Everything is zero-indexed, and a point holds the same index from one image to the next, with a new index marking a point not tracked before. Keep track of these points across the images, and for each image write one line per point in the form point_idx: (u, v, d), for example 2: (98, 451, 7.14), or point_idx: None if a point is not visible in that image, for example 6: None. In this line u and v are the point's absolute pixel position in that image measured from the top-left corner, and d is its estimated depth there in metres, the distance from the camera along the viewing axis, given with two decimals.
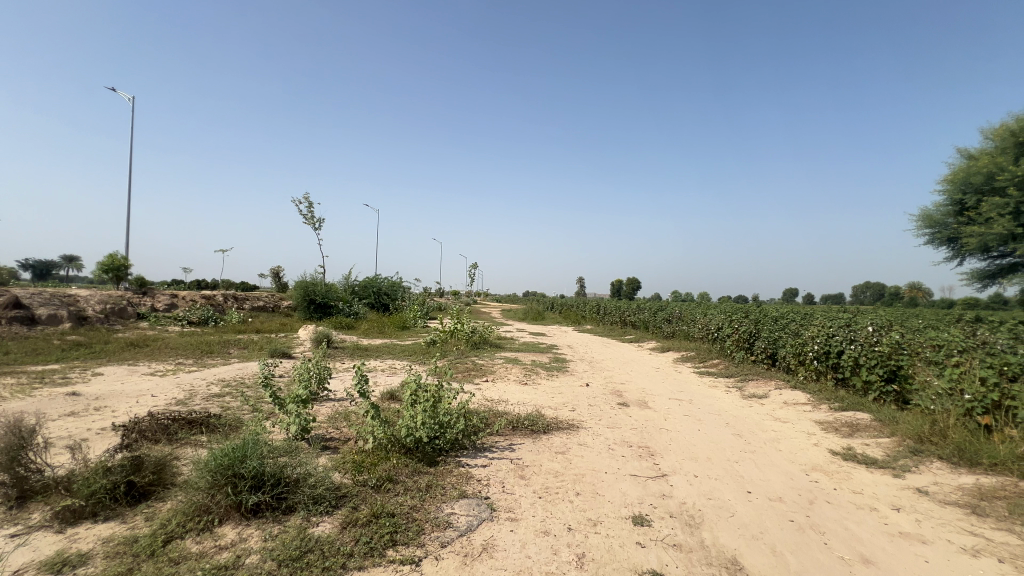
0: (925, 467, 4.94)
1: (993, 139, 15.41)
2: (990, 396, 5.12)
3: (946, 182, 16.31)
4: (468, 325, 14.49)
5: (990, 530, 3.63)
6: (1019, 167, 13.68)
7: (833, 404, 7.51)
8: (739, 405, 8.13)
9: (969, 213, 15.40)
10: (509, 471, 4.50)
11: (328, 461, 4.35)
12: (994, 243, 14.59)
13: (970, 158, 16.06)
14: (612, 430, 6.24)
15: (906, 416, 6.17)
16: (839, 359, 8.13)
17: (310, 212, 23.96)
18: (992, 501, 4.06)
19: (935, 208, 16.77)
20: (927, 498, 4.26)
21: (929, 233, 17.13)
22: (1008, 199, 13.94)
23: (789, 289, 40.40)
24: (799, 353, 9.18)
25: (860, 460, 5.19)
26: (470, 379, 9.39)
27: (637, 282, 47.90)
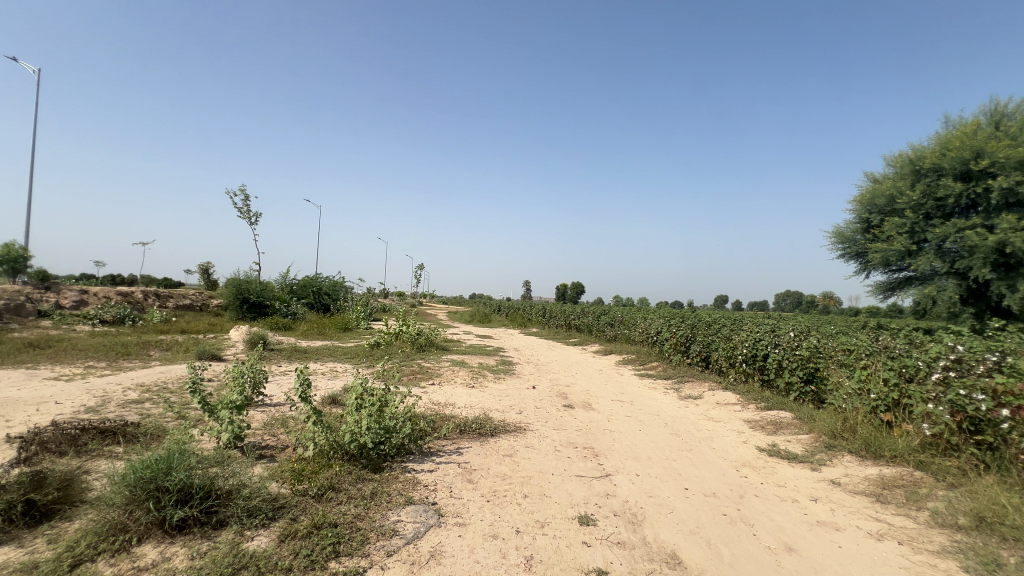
0: (837, 460, 5.43)
1: (894, 165, 17.27)
2: (891, 395, 5.70)
3: (855, 203, 18.14)
4: (414, 327, 14.22)
5: (891, 516, 4.05)
6: (915, 192, 15.59)
7: (759, 403, 8.07)
8: (676, 406, 8.55)
9: (874, 231, 17.17)
10: (456, 475, 4.46)
11: (264, 470, 4.10)
12: (894, 258, 16.26)
13: (876, 181, 17.88)
14: (558, 432, 6.35)
15: (822, 414, 6.75)
16: (765, 362, 8.75)
17: (245, 206, 22.60)
18: (893, 489, 4.53)
19: (845, 225, 18.51)
20: (840, 488, 4.68)
21: (840, 249, 18.84)
22: (907, 220, 15.81)
23: (719, 296, 43.03)
24: (729, 356, 9.80)
25: (783, 455, 5.61)
26: (415, 382, 9.23)
27: (581, 286, 48.96)
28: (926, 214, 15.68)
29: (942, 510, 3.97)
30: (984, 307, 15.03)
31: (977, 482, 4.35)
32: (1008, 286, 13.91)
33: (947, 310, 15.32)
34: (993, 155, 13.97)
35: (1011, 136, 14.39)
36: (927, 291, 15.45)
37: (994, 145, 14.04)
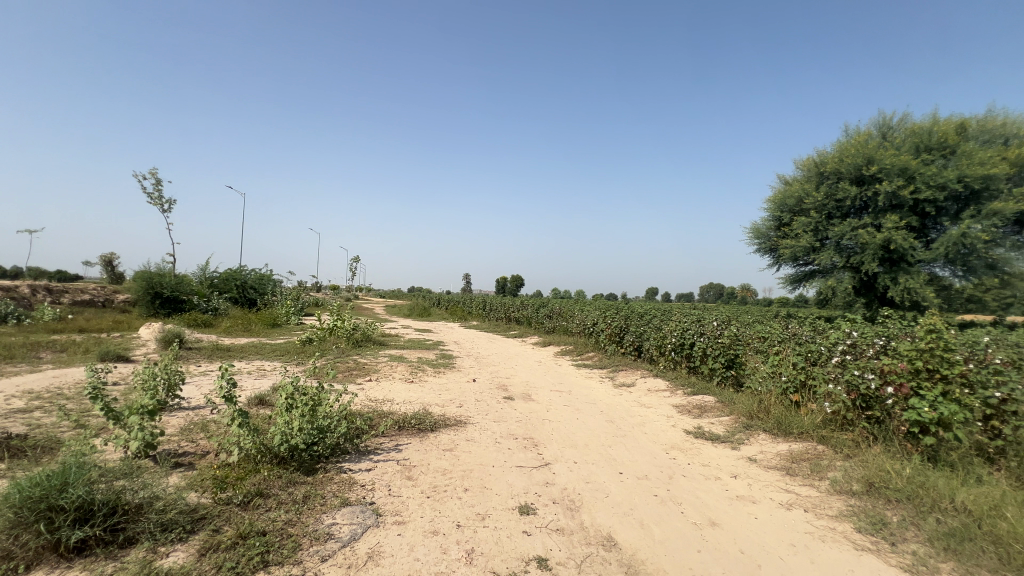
0: (754, 438, 5.92)
1: (802, 168, 18.98)
2: (798, 377, 6.28)
3: (770, 202, 19.73)
4: (350, 322, 13.70)
5: (798, 486, 4.48)
6: (819, 193, 17.24)
7: (686, 389, 8.60)
8: (611, 394, 8.91)
9: (785, 229, 18.82)
10: (395, 473, 4.36)
11: (182, 480, 3.78)
12: (801, 254, 17.95)
13: (786, 183, 19.57)
14: (499, 424, 6.40)
15: (740, 397, 7.32)
16: (691, 350, 9.34)
17: (156, 192, 20.59)
18: (800, 462, 5.02)
19: (761, 223, 20.13)
20: (756, 464, 5.11)
21: (756, 244, 20.46)
22: (812, 219, 17.44)
23: (650, 289, 45.33)
24: (659, 345, 10.35)
25: (707, 436, 6.03)
26: (351, 378, 8.90)
27: (520, 279, 49.44)
28: (828, 214, 17.39)
29: (840, 479, 4.45)
30: (873, 298, 16.92)
31: (868, 452, 4.92)
32: (892, 278, 15.76)
33: (844, 300, 17.11)
34: (881, 162, 15.73)
35: (895, 145, 16.27)
36: (828, 283, 17.14)
37: (882, 153, 15.82)
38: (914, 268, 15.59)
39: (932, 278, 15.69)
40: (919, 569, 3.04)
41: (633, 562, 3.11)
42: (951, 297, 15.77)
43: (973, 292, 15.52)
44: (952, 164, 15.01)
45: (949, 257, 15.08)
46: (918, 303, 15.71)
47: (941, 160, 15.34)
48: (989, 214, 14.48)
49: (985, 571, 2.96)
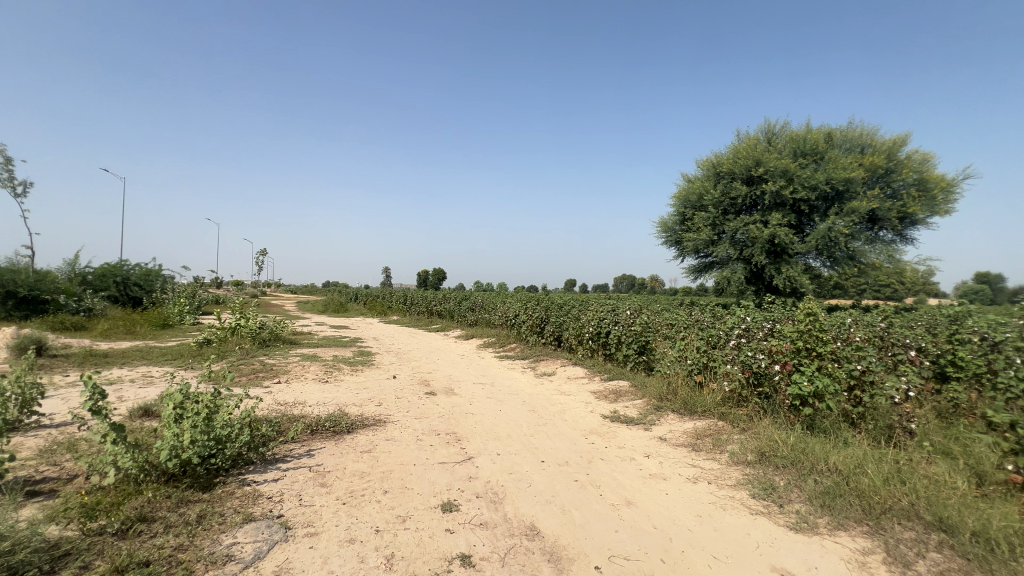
0: (663, 419, 6.34)
1: (701, 167, 20.64)
2: (702, 360, 6.81)
3: (675, 198, 21.26)
4: (255, 320, 12.61)
5: (702, 460, 4.86)
6: (717, 191, 18.88)
7: (603, 375, 9.00)
8: (532, 384, 9.08)
9: (687, 223, 20.39)
10: (307, 481, 4.06)
11: (40, 512, 3.21)
12: (701, 246, 19.56)
13: (689, 181, 21.18)
14: (420, 421, 6.23)
15: (651, 380, 7.81)
16: (607, 338, 9.78)
17: (6, 173, 17.43)
18: (703, 438, 5.45)
19: (667, 218, 21.63)
20: (666, 443, 5.46)
21: (663, 238, 21.95)
22: (711, 214, 19.07)
23: (568, 281, 46.99)
24: (578, 334, 10.73)
25: (622, 420, 6.34)
26: (257, 381, 8.19)
27: (442, 272, 48.75)
28: (723, 210, 19.09)
29: (737, 451, 4.89)
30: (761, 286, 18.91)
31: (759, 424, 5.46)
32: (776, 268, 17.74)
33: (737, 288, 18.95)
34: (767, 164, 17.55)
35: (778, 150, 18.21)
36: (724, 273, 18.86)
37: (768, 156, 17.64)
38: (793, 259, 17.65)
39: (807, 269, 17.80)
40: (802, 525, 3.43)
41: (555, 549, 3.17)
42: (821, 284, 18.09)
43: (838, 279, 17.93)
44: (821, 168, 17.11)
45: (820, 249, 17.21)
46: (796, 290, 17.84)
47: (813, 164, 17.42)
48: (849, 212, 16.71)
49: (852, 521, 3.40)
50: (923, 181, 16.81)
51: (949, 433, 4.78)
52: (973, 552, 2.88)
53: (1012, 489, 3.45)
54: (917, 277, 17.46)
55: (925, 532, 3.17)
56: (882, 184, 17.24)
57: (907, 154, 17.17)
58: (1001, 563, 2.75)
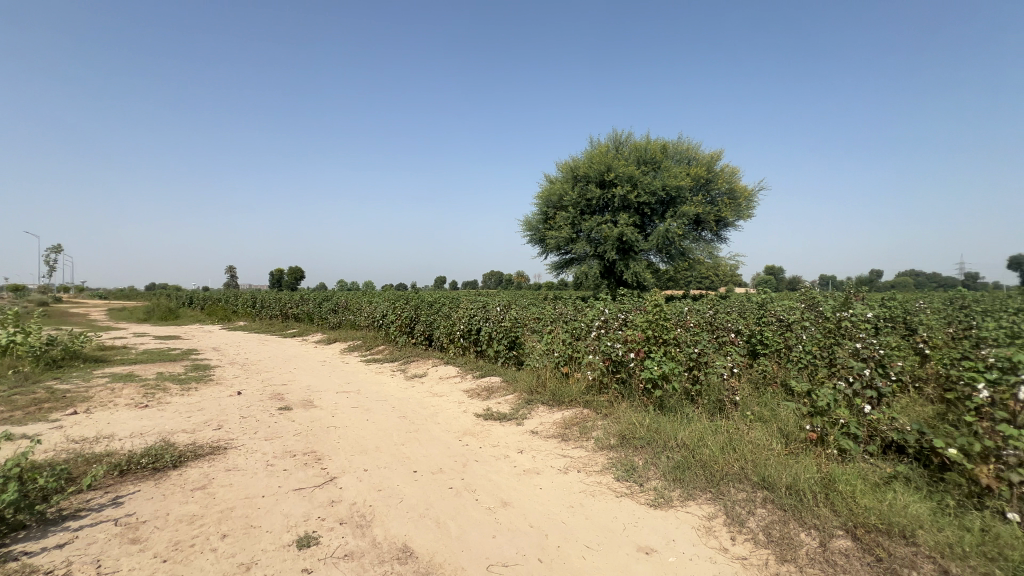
0: (534, 412, 6.50)
1: (561, 170, 22.01)
2: (567, 352, 7.16)
3: (539, 198, 22.37)
4: (39, 335, 9.88)
5: (572, 449, 5.06)
6: (575, 192, 20.29)
7: (475, 373, 8.96)
8: (402, 387, 8.64)
9: (550, 222, 21.61)
10: (111, 539, 3.20)
11: None
12: (563, 244, 20.89)
13: (550, 182, 22.45)
14: (272, 442, 5.44)
15: (522, 374, 8.00)
16: (478, 335, 9.79)
17: None
18: (571, 427, 5.70)
19: (532, 217, 22.68)
20: (537, 436, 5.59)
21: (528, 235, 22.96)
22: (570, 214, 20.45)
23: (438, 279, 46.61)
24: (449, 333, 10.57)
25: (495, 417, 6.34)
26: (39, 414, 6.37)
27: (299, 271, 44.40)
28: (581, 211, 20.63)
29: (601, 437, 5.20)
30: (613, 280, 20.86)
31: (619, 409, 5.89)
32: (625, 264, 19.75)
33: (593, 283, 20.64)
34: (616, 170, 19.36)
35: (625, 157, 20.19)
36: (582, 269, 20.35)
37: (617, 163, 19.46)
38: (638, 256, 19.81)
39: (649, 264, 20.10)
40: (659, 501, 3.73)
41: (430, 569, 2.95)
42: (660, 278, 20.62)
43: (672, 273, 20.62)
44: (659, 176, 19.42)
45: (659, 247, 19.57)
46: (641, 283, 20.06)
47: (653, 172, 19.70)
48: (680, 215, 19.30)
49: (698, 491, 3.82)
50: (733, 191, 20.13)
51: (761, 401, 5.70)
52: (787, 503, 3.41)
53: (808, 444, 4.20)
54: (729, 270, 20.92)
55: (752, 491, 3.68)
56: (704, 192, 20.21)
57: (720, 168, 20.39)
58: (807, 510, 3.30)
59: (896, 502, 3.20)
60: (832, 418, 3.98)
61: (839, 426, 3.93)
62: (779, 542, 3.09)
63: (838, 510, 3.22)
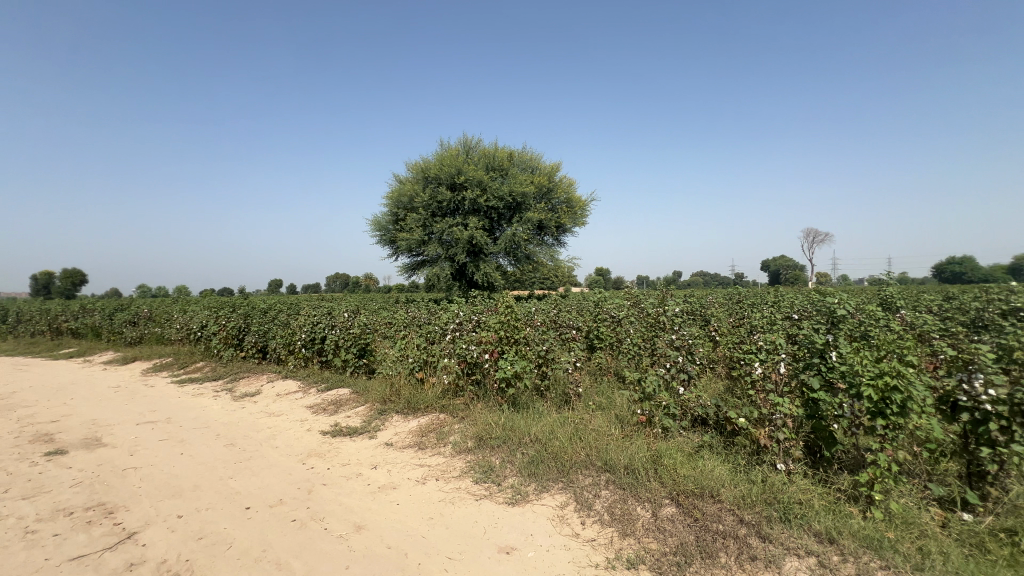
0: (388, 422, 6.17)
1: (411, 170, 21.59)
2: (422, 356, 6.96)
3: (388, 198, 21.60)
4: None
5: (429, 457, 4.93)
6: (426, 194, 20.10)
7: (319, 386, 8.15)
8: (229, 410, 7.43)
9: (400, 223, 21.04)
10: None
11: None
12: (414, 246, 20.50)
13: (400, 182, 21.87)
14: (35, 500, 4.15)
15: (374, 383, 7.55)
16: (322, 344, 8.95)
17: None
18: (428, 434, 5.56)
19: (381, 217, 21.81)
20: (392, 448, 5.31)
21: (377, 236, 21.99)
22: (421, 216, 20.19)
23: (272, 283, 41.75)
24: (288, 343, 9.47)
25: (345, 432, 5.85)
26: None
27: (77, 275, 35.28)
28: (432, 213, 20.52)
29: (458, 441, 5.18)
30: (464, 282, 21.11)
31: (475, 410, 5.94)
32: (476, 266, 20.23)
33: (445, 285, 20.62)
34: (466, 174, 19.75)
35: (474, 162, 20.66)
36: (434, 271, 20.16)
37: (467, 167, 19.85)
38: (488, 258, 20.45)
39: (498, 267, 20.86)
40: (516, 498, 3.85)
41: None
42: (508, 279, 21.59)
43: (519, 275, 21.75)
44: (506, 182, 20.33)
45: (506, 250, 20.52)
46: (491, 285, 20.77)
47: (501, 178, 20.55)
48: (526, 220, 20.51)
49: (551, 482, 4.05)
50: (570, 200, 22.08)
51: (600, 390, 6.33)
52: (625, 482, 3.82)
53: (638, 426, 4.77)
54: (567, 272, 22.92)
55: (597, 475, 4.04)
56: (546, 200, 21.79)
57: (560, 179, 22.23)
58: (641, 486, 3.74)
59: (705, 467, 3.83)
60: (656, 401, 4.58)
61: (662, 408, 4.56)
62: (621, 519, 3.43)
63: (665, 482, 3.72)
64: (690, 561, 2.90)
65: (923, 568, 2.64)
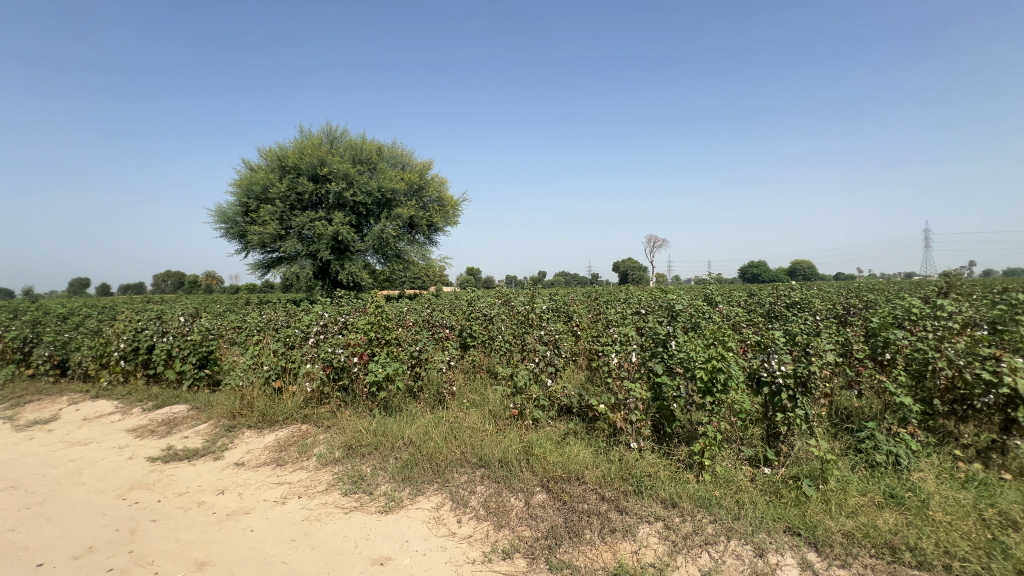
0: (238, 439, 5.44)
1: (264, 157, 19.41)
2: (279, 363, 6.28)
3: (236, 186, 19.13)
4: None
5: (290, 474, 4.47)
6: (283, 184, 18.25)
7: (145, 405, 6.85)
8: (9, 443, 5.84)
9: (251, 215, 18.81)
10: None
11: None
12: (268, 241, 18.48)
13: (251, 169, 19.53)
14: None
15: (219, 397, 6.60)
16: (149, 354, 7.54)
17: None
18: (287, 449, 5.04)
19: (227, 207, 19.27)
20: (244, 468, 4.69)
21: (222, 229, 19.37)
22: (277, 208, 18.28)
23: (75, 282, 34.02)
24: (100, 355, 7.79)
25: (181, 456, 5.00)
26: None
27: None
28: (290, 205, 18.70)
29: (324, 452, 4.79)
30: (328, 281, 19.60)
31: (343, 418, 5.56)
32: (341, 264, 18.97)
33: (305, 284, 18.90)
34: (330, 165, 18.44)
35: (339, 153, 19.37)
36: (292, 269, 18.35)
37: (331, 158, 18.55)
38: (354, 256, 19.31)
39: (366, 265, 19.82)
40: (390, 505, 3.70)
41: None
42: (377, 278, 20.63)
43: (389, 273, 20.92)
44: (375, 176, 19.44)
45: (375, 248, 19.63)
46: (357, 284, 19.64)
47: (368, 172, 19.56)
48: (396, 217, 19.85)
49: (426, 484, 3.98)
50: (442, 199, 21.93)
51: (473, 387, 6.42)
52: (499, 475, 3.93)
53: (511, 420, 4.94)
54: (439, 271, 22.76)
55: (472, 472, 4.09)
56: (417, 197, 21.34)
57: (431, 176, 21.96)
58: (515, 477, 3.88)
59: (571, 453, 4.13)
60: (527, 394, 4.81)
61: (532, 400, 4.80)
62: (495, 511, 3.52)
63: (536, 470, 3.92)
64: (560, 542, 3.09)
65: (740, 517, 3.19)
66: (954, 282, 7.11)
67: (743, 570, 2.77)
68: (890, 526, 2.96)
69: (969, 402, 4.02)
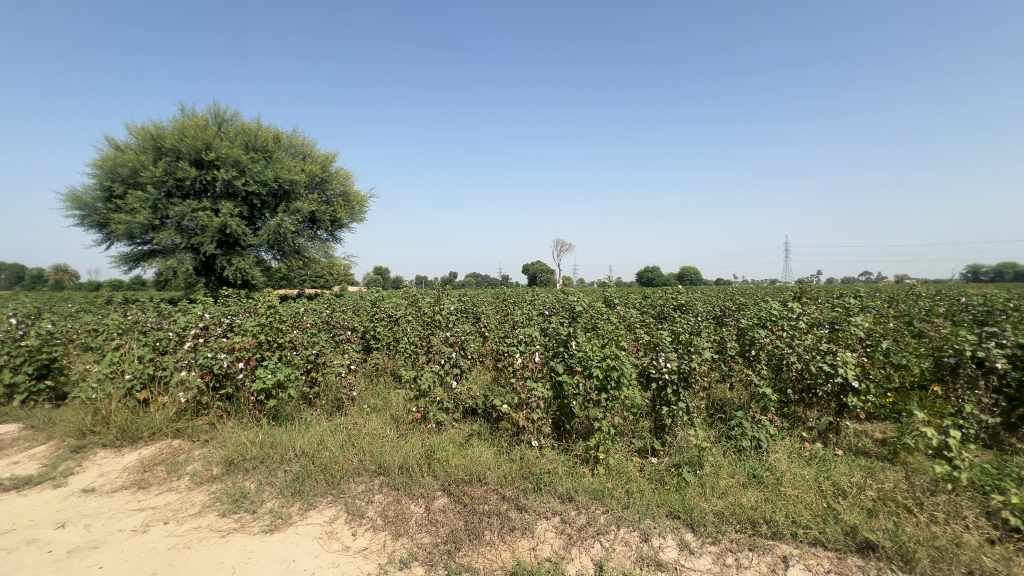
0: (89, 462, 4.66)
1: (134, 136, 16.96)
2: (146, 371, 5.47)
3: (96, 167, 16.52)
4: None
5: (154, 498, 3.91)
6: (157, 168, 16.06)
7: None
8: None
9: (117, 201, 16.43)
10: None
11: None
12: (138, 231, 16.29)
13: (116, 148, 17.00)
14: None
15: (66, 412, 5.61)
16: None
17: None
18: (153, 469, 4.42)
19: (84, 190, 16.68)
20: (93, 495, 4.01)
21: (78, 215, 16.70)
22: (149, 194, 16.06)
23: None
24: None
25: (7, 486, 4.14)
26: None
27: None
28: (167, 192, 16.54)
29: (199, 469, 4.28)
30: (212, 278, 17.60)
31: (224, 430, 5.02)
32: (228, 260, 17.19)
33: (184, 281, 16.83)
34: (217, 150, 16.61)
35: (229, 138, 17.52)
36: (167, 263, 16.21)
37: (218, 142, 16.72)
38: (245, 251, 17.60)
39: (258, 262, 18.12)
40: (276, 523, 3.40)
41: None
42: (272, 277, 18.99)
43: (285, 271, 19.30)
44: (270, 165, 17.85)
45: (270, 243, 18.02)
46: (247, 282, 17.85)
47: (263, 160, 17.94)
48: (295, 211, 18.44)
49: (318, 497, 3.72)
50: (347, 193, 20.81)
51: (375, 392, 6.16)
52: (399, 482, 3.81)
53: (414, 424, 4.81)
54: (343, 271, 21.54)
55: (371, 480, 3.91)
56: (320, 191, 19.98)
57: (336, 169, 20.73)
58: (415, 483, 3.78)
59: (474, 454, 4.13)
60: (431, 397, 4.71)
61: (436, 403, 4.71)
62: (393, 520, 3.39)
63: (437, 475, 3.86)
64: (459, 546, 3.06)
65: (629, 506, 3.42)
66: (805, 287, 8.30)
67: (630, 556, 2.96)
68: (752, 503, 3.35)
69: (813, 390, 4.72)
